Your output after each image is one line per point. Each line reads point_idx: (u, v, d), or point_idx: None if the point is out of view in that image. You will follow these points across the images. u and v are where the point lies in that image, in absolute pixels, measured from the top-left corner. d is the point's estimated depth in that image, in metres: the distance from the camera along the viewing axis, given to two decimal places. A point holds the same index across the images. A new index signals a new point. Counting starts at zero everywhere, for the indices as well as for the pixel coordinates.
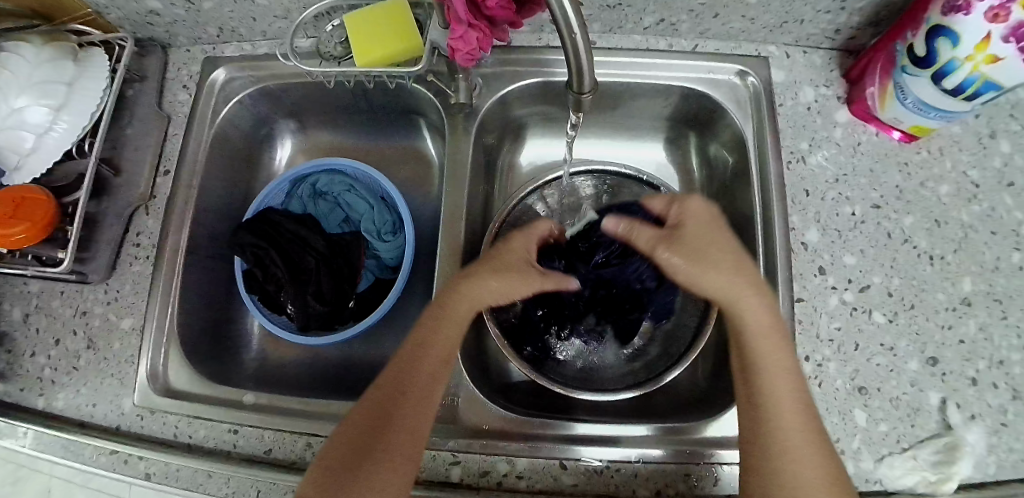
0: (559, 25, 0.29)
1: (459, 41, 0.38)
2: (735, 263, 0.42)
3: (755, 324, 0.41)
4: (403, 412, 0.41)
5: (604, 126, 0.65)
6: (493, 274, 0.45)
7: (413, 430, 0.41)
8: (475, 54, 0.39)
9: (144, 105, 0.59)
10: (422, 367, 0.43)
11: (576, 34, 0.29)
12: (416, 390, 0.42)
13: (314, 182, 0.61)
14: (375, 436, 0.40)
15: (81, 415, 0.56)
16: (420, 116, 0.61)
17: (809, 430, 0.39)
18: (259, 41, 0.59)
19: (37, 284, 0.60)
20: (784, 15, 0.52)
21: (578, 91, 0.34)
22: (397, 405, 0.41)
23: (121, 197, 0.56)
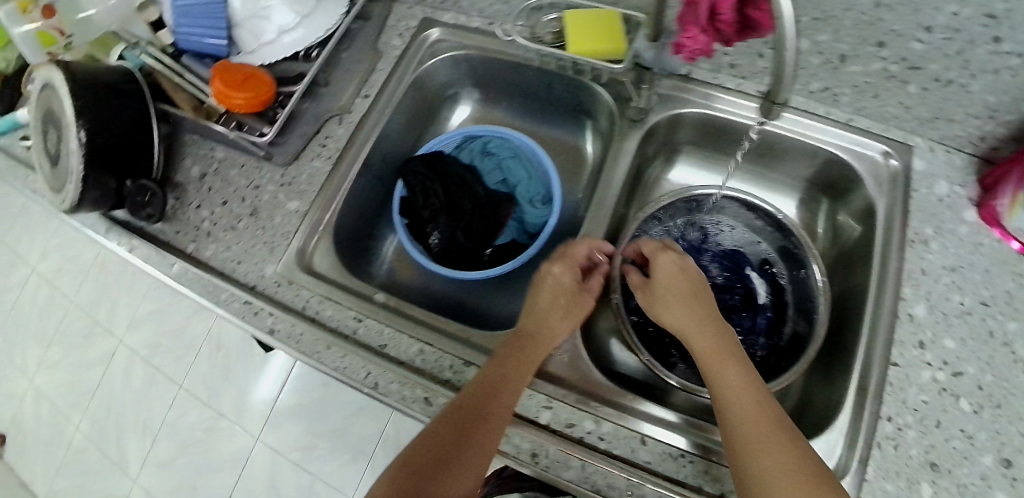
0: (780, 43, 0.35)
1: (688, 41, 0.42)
2: (716, 334, 0.51)
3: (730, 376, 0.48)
4: (485, 433, 0.45)
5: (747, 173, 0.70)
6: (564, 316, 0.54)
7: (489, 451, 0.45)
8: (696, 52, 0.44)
9: (362, 38, 0.69)
10: (501, 394, 0.47)
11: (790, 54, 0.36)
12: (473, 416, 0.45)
13: (486, 142, 0.69)
14: (447, 456, 0.45)
15: (224, 266, 0.63)
16: (589, 118, 0.69)
17: (779, 455, 0.41)
18: (473, 16, 0.68)
19: (221, 152, 0.68)
20: (939, 110, 0.58)
21: (772, 100, 0.40)
22: (474, 424, 0.45)
23: (323, 104, 0.66)
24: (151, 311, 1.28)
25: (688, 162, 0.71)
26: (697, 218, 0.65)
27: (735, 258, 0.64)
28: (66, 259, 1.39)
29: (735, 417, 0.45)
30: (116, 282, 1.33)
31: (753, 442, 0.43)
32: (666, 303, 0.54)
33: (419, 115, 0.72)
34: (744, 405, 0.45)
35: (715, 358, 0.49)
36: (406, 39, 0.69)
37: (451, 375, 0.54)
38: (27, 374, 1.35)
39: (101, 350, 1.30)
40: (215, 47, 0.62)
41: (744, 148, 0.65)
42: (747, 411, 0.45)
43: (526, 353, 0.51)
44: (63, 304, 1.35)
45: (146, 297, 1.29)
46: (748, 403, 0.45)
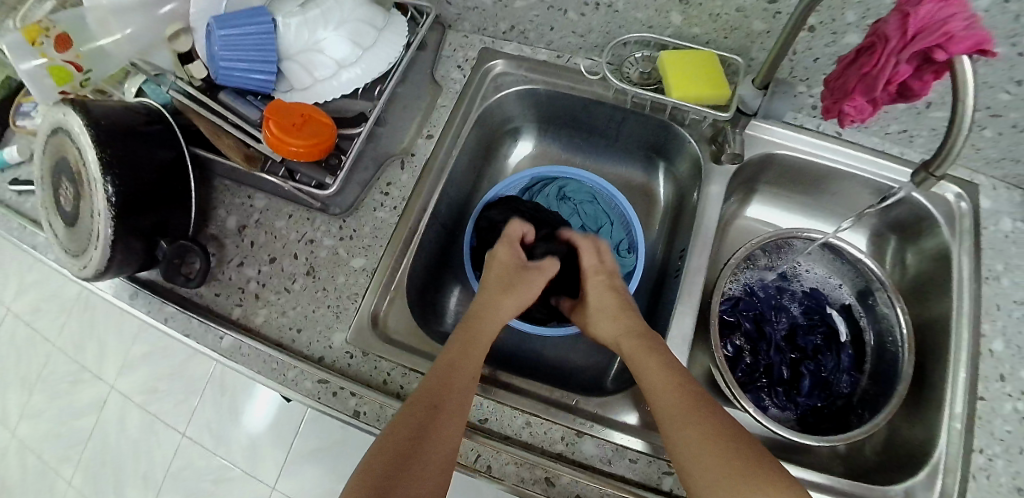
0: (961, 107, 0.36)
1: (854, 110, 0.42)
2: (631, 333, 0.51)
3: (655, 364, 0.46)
4: (452, 420, 0.43)
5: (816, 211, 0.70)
6: (504, 292, 0.54)
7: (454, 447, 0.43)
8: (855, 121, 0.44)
9: (418, 70, 0.62)
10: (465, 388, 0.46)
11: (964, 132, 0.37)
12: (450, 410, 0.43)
13: (563, 185, 0.66)
14: (419, 443, 0.41)
15: (281, 337, 0.56)
16: (664, 159, 0.65)
17: (726, 464, 0.38)
18: (539, 48, 0.63)
19: (262, 201, 0.60)
20: (1008, 152, 0.60)
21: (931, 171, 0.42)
22: (446, 410, 0.43)
23: (381, 147, 0.59)
24: (148, 353, 1.16)
25: (764, 201, 0.71)
26: (779, 258, 0.66)
27: (815, 301, 0.65)
28: (44, 297, 1.25)
29: (682, 425, 0.42)
30: (104, 321, 1.20)
31: (693, 452, 0.40)
32: (602, 318, 0.54)
33: (481, 153, 0.66)
34: (663, 403, 0.44)
35: (639, 347, 0.48)
36: (467, 72, 0.63)
37: (563, 447, 0.50)
38: (7, 424, 1.21)
39: (90, 395, 1.17)
40: (260, 82, 0.54)
41: (822, 185, 0.66)
42: (676, 411, 0.43)
43: (472, 341, 0.50)
44: (44, 347, 1.22)
45: (141, 337, 1.16)
46: (675, 404, 0.43)
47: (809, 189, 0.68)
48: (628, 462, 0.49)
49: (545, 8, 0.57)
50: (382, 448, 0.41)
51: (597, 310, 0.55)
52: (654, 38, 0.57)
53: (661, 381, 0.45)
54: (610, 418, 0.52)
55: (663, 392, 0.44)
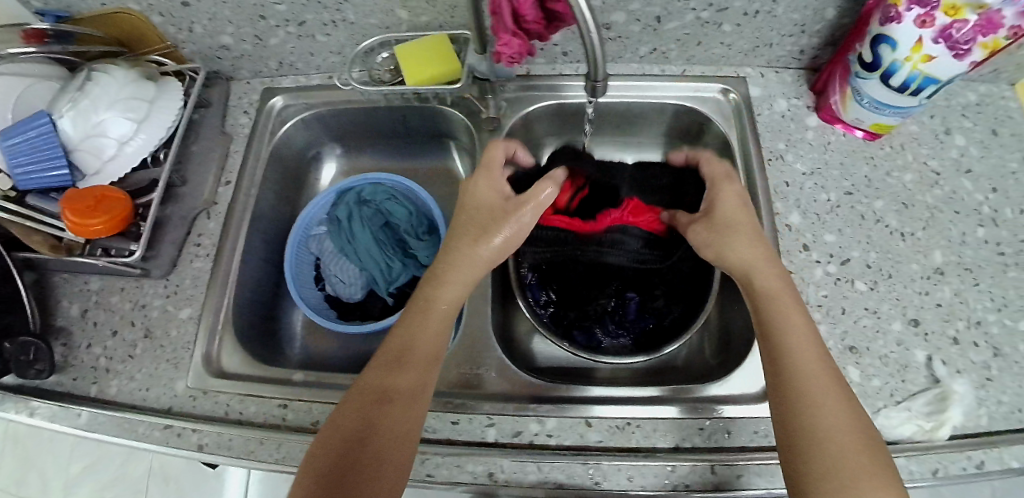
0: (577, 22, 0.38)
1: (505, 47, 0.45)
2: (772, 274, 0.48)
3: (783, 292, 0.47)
4: (393, 422, 0.44)
5: (611, 142, 0.76)
6: (471, 242, 0.51)
7: (406, 442, 0.44)
8: (514, 59, 0.46)
9: (209, 124, 0.69)
10: (409, 371, 0.47)
11: (591, 34, 0.39)
12: (403, 407, 0.45)
13: (359, 191, 0.69)
14: (382, 445, 0.43)
15: (134, 399, 0.59)
16: (450, 138, 0.73)
17: (842, 404, 0.41)
18: (312, 74, 0.71)
19: (97, 282, 0.66)
20: (755, 40, 0.64)
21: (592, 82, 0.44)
22: (387, 415, 0.44)
23: (186, 203, 0.65)
24: (86, 469, 1.19)
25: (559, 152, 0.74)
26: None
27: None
28: None
29: (800, 360, 0.44)
30: (36, 452, 1.22)
31: (805, 385, 0.42)
32: (743, 236, 0.50)
33: (287, 183, 0.72)
34: (796, 335, 0.45)
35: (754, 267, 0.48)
36: (252, 115, 0.71)
37: None
38: None
39: None
40: (57, 177, 0.59)
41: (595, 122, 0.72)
42: (809, 348, 0.44)
43: (419, 305, 0.50)
44: None
45: (76, 454, 1.19)
46: (806, 342, 0.45)
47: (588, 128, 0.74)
48: (450, 424, 0.53)
49: (295, 38, 0.65)
50: (316, 467, 0.42)
51: (728, 212, 0.51)
52: (391, 36, 0.61)
53: (796, 320, 0.46)
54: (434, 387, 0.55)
55: (796, 335, 0.45)
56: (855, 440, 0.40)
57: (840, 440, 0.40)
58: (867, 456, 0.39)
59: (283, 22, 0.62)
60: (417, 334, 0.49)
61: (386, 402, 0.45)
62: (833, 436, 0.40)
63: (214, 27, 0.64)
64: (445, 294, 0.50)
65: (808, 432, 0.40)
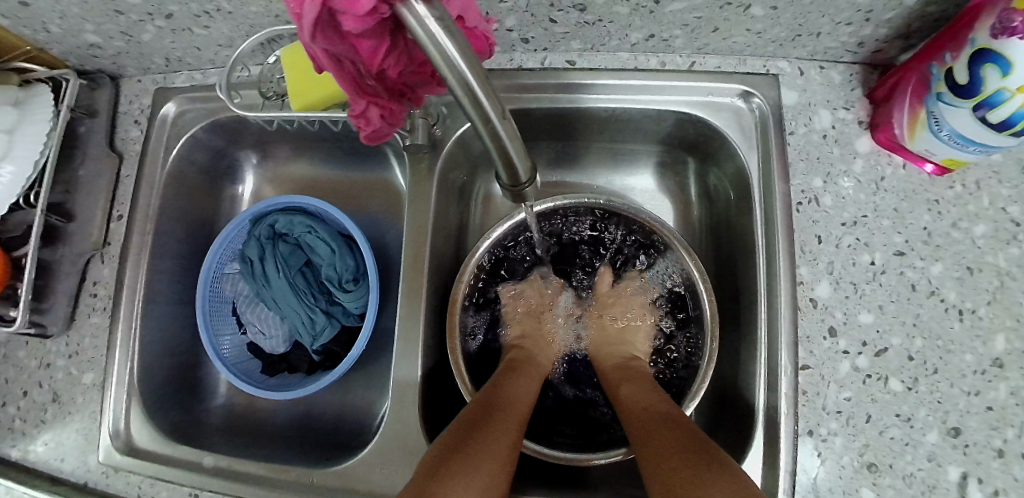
0: (472, 115, 0.23)
1: (363, 118, 0.30)
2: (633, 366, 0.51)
3: (628, 391, 0.47)
4: (496, 439, 0.39)
5: (592, 153, 0.60)
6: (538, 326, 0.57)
7: (501, 459, 0.37)
8: (381, 126, 0.32)
9: (94, 141, 0.57)
10: (517, 406, 0.44)
11: (496, 125, 0.24)
12: (497, 437, 0.39)
13: (274, 222, 0.56)
14: (479, 450, 0.37)
15: (52, 468, 0.55)
16: (386, 144, 0.56)
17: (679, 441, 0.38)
18: (208, 69, 0.56)
19: (3, 331, 0.58)
20: (797, 27, 0.45)
21: (512, 186, 0.28)
22: (492, 425, 0.40)
23: (75, 246, 0.55)
24: None
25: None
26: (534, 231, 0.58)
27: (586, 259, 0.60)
28: None
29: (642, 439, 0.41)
30: None
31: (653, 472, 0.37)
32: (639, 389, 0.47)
33: (197, 207, 0.60)
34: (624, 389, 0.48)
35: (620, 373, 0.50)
36: (144, 124, 0.58)
37: None
38: None
39: None
40: None
41: (566, 127, 0.55)
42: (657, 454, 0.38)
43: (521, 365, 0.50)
44: None
45: None
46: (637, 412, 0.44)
47: (561, 135, 0.57)
48: None
49: (169, 32, 0.49)
50: (443, 438, 0.38)
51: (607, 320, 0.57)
52: (280, 29, 0.46)
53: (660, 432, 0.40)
54: (353, 487, 0.47)
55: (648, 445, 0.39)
56: (680, 453, 0.37)
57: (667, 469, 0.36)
58: (688, 452, 0.37)
59: (145, 16, 0.47)
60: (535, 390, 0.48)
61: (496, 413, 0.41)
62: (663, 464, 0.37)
63: (70, 26, 0.49)
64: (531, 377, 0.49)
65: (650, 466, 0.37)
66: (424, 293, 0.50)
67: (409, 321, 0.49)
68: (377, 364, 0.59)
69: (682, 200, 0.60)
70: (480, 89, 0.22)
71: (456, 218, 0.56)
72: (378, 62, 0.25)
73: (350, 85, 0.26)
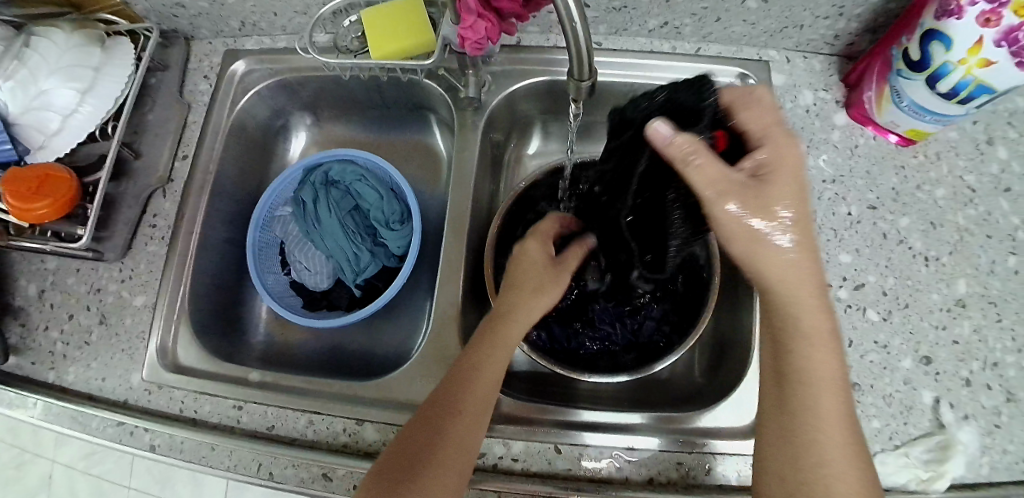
0: (561, 17, 0.32)
1: (468, 32, 0.38)
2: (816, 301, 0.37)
3: (818, 336, 0.37)
4: (459, 426, 0.41)
5: None
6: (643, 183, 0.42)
7: (469, 447, 0.41)
8: (482, 45, 0.39)
9: (166, 90, 0.63)
10: (483, 383, 0.44)
11: (576, 23, 0.32)
12: (464, 425, 0.41)
13: (328, 170, 0.62)
14: (440, 441, 0.40)
15: (90, 388, 0.57)
16: (432, 112, 0.64)
17: (853, 453, 0.36)
18: (278, 35, 0.64)
19: (54, 261, 0.62)
20: (784, 20, 0.55)
21: (578, 79, 0.38)
22: (456, 417, 0.41)
23: (140, 180, 0.60)
24: None
25: (548, 138, 0.66)
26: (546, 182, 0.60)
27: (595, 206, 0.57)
28: None
29: (818, 418, 0.36)
30: None
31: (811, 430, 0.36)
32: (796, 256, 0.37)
33: (251, 158, 0.66)
34: (811, 352, 0.37)
35: (789, 304, 0.37)
36: (212, 80, 0.65)
37: (347, 439, 0.50)
38: None
39: None
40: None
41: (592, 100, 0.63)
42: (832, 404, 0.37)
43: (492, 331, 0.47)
44: None
45: None
46: (825, 370, 0.37)
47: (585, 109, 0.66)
48: None
49: None
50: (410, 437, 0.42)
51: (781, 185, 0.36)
52: None
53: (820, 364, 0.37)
54: (393, 398, 0.51)
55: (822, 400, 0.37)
56: (852, 470, 0.36)
57: (843, 483, 0.35)
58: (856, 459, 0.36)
59: None
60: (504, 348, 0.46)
61: (458, 394, 0.43)
62: (837, 475, 0.35)
63: None
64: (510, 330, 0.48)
65: (805, 460, 0.36)
66: (466, 229, 0.56)
67: (452, 252, 0.55)
68: (408, 305, 0.63)
69: None
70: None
71: (491, 176, 0.63)
72: None
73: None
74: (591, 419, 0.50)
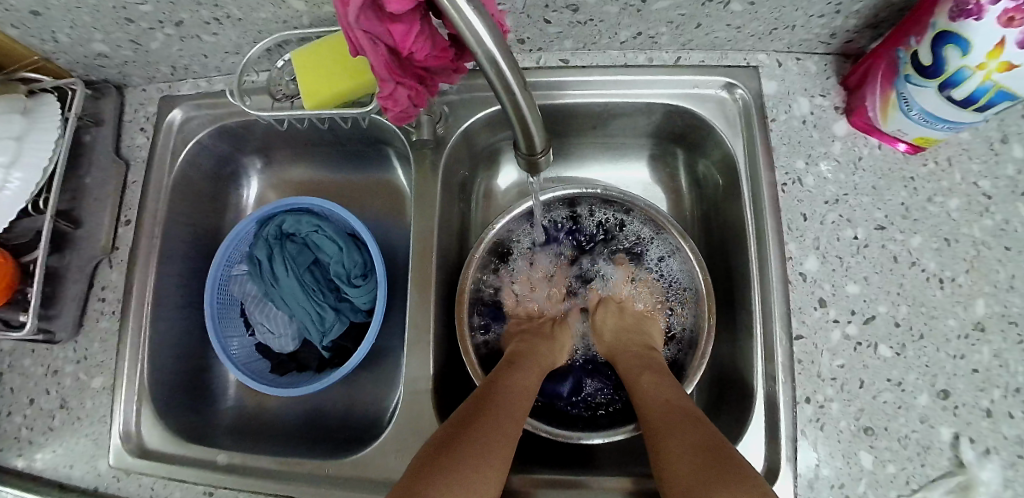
0: (494, 87, 0.26)
1: (389, 101, 0.33)
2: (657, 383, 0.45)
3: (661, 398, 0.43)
4: (499, 439, 0.39)
5: (584, 148, 0.62)
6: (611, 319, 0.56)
7: (499, 459, 0.37)
8: (410, 111, 0.34)
9: (102, 149, 0.58)
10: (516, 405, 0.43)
11: (517, 95, 0.27)
12: (497, 433, 0.39)
13: (281, 222, 0.57)
14: (483, 446, 0.37)
15: (59, 477, 0.54)
16: (388, 146, 0.59)
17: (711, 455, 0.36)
18: (214, 77, 0.58)
19: (8, 341, 0.58)
20: (773, 21, 0.48)
21: (529, 153, 0.32)
22: (487, 425, 0.39)
23: (83, 252, 0.56)
24: None
25: (519, 166, 0.61)
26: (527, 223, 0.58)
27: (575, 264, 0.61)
28: None
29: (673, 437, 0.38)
30: None
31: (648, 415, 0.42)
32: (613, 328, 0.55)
33: (202, 212, 0.61)
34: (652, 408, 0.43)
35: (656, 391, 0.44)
36: (150, 132, 0.60)
37: None
38: None
39: None
40: None
41: (563, 122, 0.57)
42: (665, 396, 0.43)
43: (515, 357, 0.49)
44: None
45: None
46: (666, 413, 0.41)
47: (557, 132, 0.60)
48: None
49: (178, 40, 0.51)
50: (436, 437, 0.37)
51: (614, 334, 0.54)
52: (290, 34, 0.48)
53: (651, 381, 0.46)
54: (368, 476, 0.48)
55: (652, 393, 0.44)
56: (694, 458, 0.35)
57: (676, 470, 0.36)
58: (706, 458, 0.35)
59: (156, 24, 0.49)
60: (536, 378, 0.48)
61: (491, 410, 0.41)
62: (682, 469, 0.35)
63: (79, 35, 0.51)
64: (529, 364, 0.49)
65: (672, 466, 0.36)
66: (432, 284, 0.51)
67: (418, 311, 0.50)
68: (383, 360, 0.59)
69: (674, 190, 0.62)
70: (505, 64, 0.25)
71: (459, 216, 0.57)
72: (408, 46, 0.28)
73: (380, 66, 0.29)
74: (580, 485, 0.46)
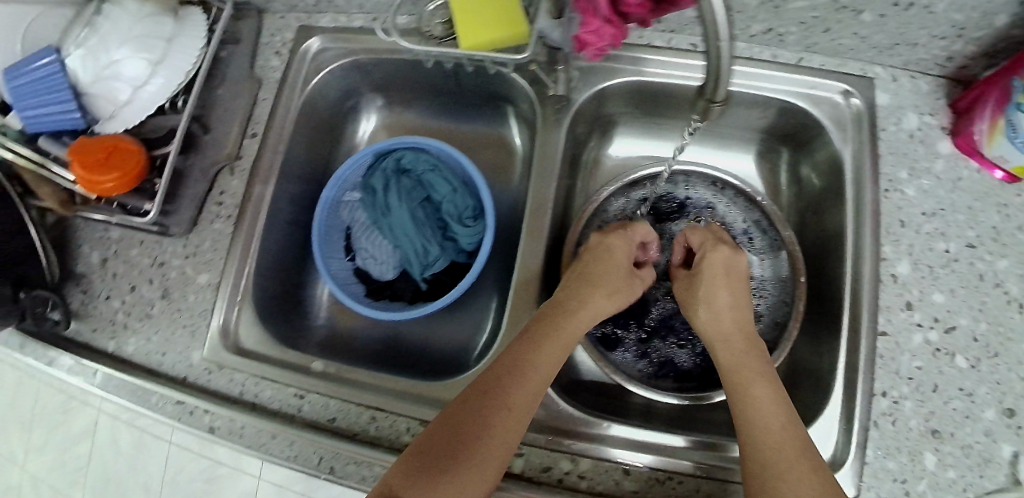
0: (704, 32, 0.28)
1: (592, 35, 0.37)
2: (737, 326, 0.50)
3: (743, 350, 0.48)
4: (508, 415, 0.40)
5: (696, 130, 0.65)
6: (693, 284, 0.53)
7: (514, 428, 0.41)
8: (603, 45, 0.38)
9: (236, 64, 0.61)
10: (532, 366, 0.43)
11: (722, 40, 0.28)
12: (517, 404, 0.41)
13: (400, 158, 0.60)
14: (489, 419, 0.40)
15: (149, 362, 0.57)
16: (509, 103, 0.62)
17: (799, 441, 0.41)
18: (354, 13, 0.61)
19: (117, 230, 0.61)
20: (897, 36, 0.51)
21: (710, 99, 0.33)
22: (510, 392, 0.41)
23: (208, 156, 0.59)
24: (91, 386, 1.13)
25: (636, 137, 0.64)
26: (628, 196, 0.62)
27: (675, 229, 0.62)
28: None
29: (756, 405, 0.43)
30: None
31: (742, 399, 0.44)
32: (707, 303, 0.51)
33: (319, 138, 0.64)
34: (756, 401, 0.44)
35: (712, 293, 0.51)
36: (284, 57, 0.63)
37: (409, 439, 0.50)
38: None
39: None
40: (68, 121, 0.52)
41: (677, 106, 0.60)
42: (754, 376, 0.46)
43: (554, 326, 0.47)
44: None
45: None
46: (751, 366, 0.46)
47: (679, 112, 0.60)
48: None
49: None
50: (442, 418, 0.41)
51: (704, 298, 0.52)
52: None
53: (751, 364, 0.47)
54: None
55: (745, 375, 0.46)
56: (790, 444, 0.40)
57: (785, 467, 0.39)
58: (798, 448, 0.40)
59: None
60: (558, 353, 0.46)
61: (514, 371, 0.43)
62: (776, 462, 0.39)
63: None
64: (567, 327, 0.47)
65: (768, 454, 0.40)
66: (544, 230, 0.53)
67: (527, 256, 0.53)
68: (468, 301, 0.62)
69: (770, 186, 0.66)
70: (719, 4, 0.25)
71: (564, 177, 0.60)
72: None
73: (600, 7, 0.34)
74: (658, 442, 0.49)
